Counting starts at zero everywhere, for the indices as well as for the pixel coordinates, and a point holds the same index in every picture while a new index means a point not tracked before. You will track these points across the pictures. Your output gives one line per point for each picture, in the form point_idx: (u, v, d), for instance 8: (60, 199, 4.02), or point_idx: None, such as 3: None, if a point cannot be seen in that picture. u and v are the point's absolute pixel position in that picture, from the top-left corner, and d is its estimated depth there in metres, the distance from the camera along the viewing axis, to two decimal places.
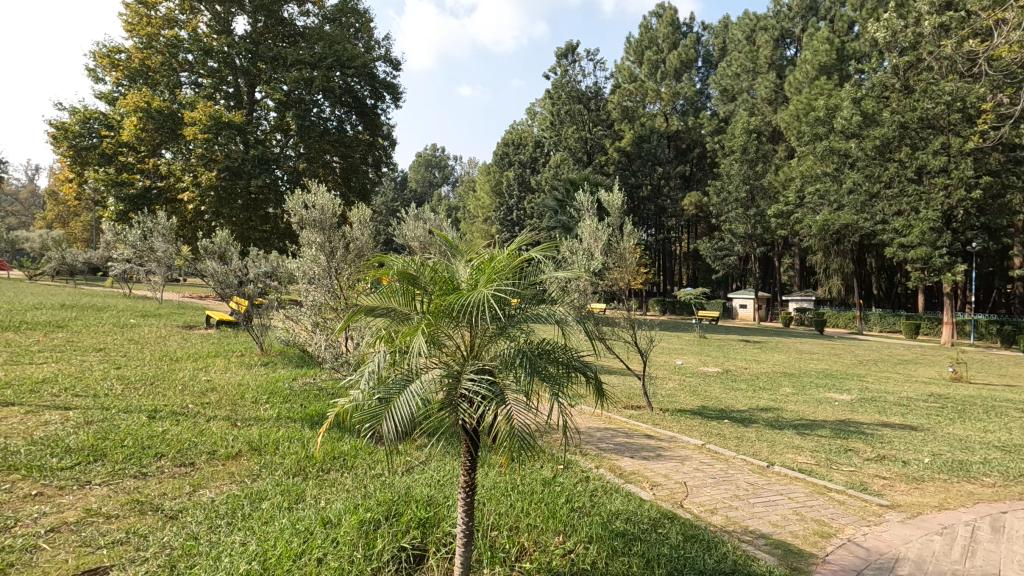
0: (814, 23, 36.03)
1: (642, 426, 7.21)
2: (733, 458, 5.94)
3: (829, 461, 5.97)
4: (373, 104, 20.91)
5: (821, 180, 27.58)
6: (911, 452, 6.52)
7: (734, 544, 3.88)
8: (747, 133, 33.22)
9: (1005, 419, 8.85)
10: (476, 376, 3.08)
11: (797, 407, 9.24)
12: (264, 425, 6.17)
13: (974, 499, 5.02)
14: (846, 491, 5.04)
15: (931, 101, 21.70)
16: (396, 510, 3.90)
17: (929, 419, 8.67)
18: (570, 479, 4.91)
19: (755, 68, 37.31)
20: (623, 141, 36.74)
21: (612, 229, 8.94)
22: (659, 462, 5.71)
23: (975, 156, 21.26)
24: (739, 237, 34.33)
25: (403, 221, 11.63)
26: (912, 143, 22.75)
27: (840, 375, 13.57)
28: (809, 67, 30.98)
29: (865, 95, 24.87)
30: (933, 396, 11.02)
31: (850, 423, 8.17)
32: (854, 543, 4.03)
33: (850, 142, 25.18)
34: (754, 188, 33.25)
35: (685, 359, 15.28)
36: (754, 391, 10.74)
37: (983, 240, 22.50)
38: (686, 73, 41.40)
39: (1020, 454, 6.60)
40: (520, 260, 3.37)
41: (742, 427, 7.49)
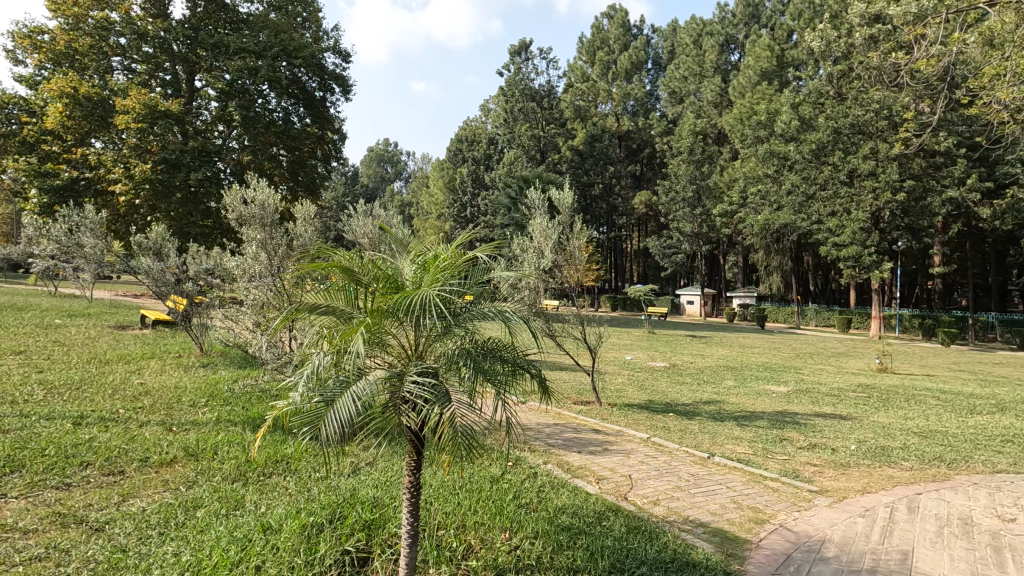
0: (757, 31, 37.44)
1: (590, 422, 7.33)
2: (676, 450, 6.13)
3: (764, 450, 6.27)
4: (322, 97, 20.28)
5: (763, 182, 28.71)
6: (839, 439, 6.92)
7: (674, 534, 4.01)
8: (694, 134, 34.31)
9: (924, 407, 9.50)
10: (419, 377, 3.06)
11: (737, 400, 9.65)
12: (201, 429, 5.92)
13: (893, 482, 5.38)
14: (780, 479, 5.30)
15: (861, 108, 23.14)
16: (341, 512, 3.84)
17: (856, 408, 9.23)
18: (517, 475, 4.94)
19: (702, 72, 38.28)
20: (575, 141, 37.28)
21: (561, 227, 9.00)
22: (606, 456, 5.81)
23: (900, 161, 22.66)
24: (686, 236, 35.50)
25: (352, 217, 11.41)
26: (845, 148, 24.09)
27: (778, 368, 14.28)
28: (752, 72, 32.18)
29: (802, 100, 26.12)
30: (861, 386, 11.71)
31: (786, 413, 8.58)
32: (785, 528, 4.25)
33: (789, 145, 26.39)
34: (700, 188, 34.39)
35: (634, 355, 15.70)
36: (698, 385, 11.16)
37: (907, 240, 24.06)
38: (636, 74, 42.33)
39: (935, 439, 7.12)
40: (465, 259, 3.41)
41: (685, 420, 7.76)
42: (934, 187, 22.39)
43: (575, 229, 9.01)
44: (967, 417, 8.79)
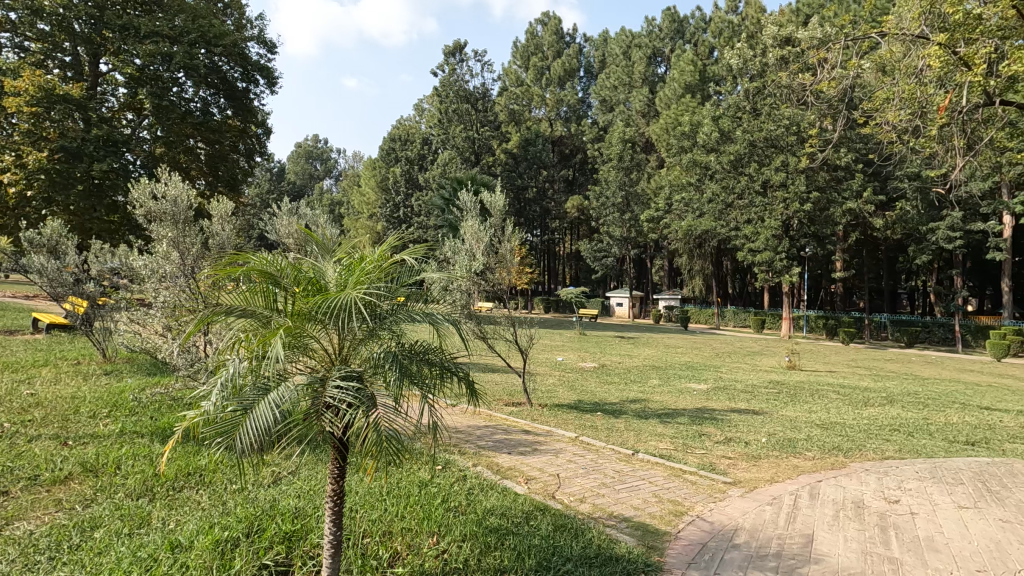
0: (681, 45, 39.33)
1: (520, 422, 7.42)
2: (603, 448, 6.32)
3: (684, 446, 6.58)
4: (244, 88, 19.20)
5: (686, 189, 30.13)
6: (751, 433, 7.38)
7: (599, 529, 4.13)
8: (623, 142, 35.58)
9: (826, 401, 10.33)
10: (342, 382, 2.97)
11: (661, 398, 10.09)
12: (102, 443, 5.45)
13: (798, 471, 5.81)
14: (698, 472, 5.59)
15: (773, 124, 24.88)
16: (259, 525, 3.68)
17: (768, 403, 9.90)
18: (447, 479, 4.92)
19: (631, 82, 39.72)
20: (509, 144, 37.65)
21: (493, 230, 9.03)
22: (535, 456, 5.90)
23: (807, 173, 24.54)
24: (616, 240, 36.72)
25: (276, 215, 10.96)
26: (759, 160, 25.79)
27: (699, 367, 15.08)
28: (677, 85, 33.77)
29: (722, 114, 27.69)
30: (772, 383, 12.56)
31: (705, 410, 9.06)
32: (701, 518, 4.49)
33: (710, 155, 27.90)
34: (629, 194, 35.67)
35: (566, 355, 16.06)
36: (626, 384, 11.58)
37: (813, 246, 26.06)
38: (569, 81, 43.52)
39: (834, 430, 7.76)
40: (393, 260, 3.35)
41: (612, 419, 8.02)
42: (836, 199, 24.42)
43: (507, 232, 9.07)
44: (861, 409, 9.65)
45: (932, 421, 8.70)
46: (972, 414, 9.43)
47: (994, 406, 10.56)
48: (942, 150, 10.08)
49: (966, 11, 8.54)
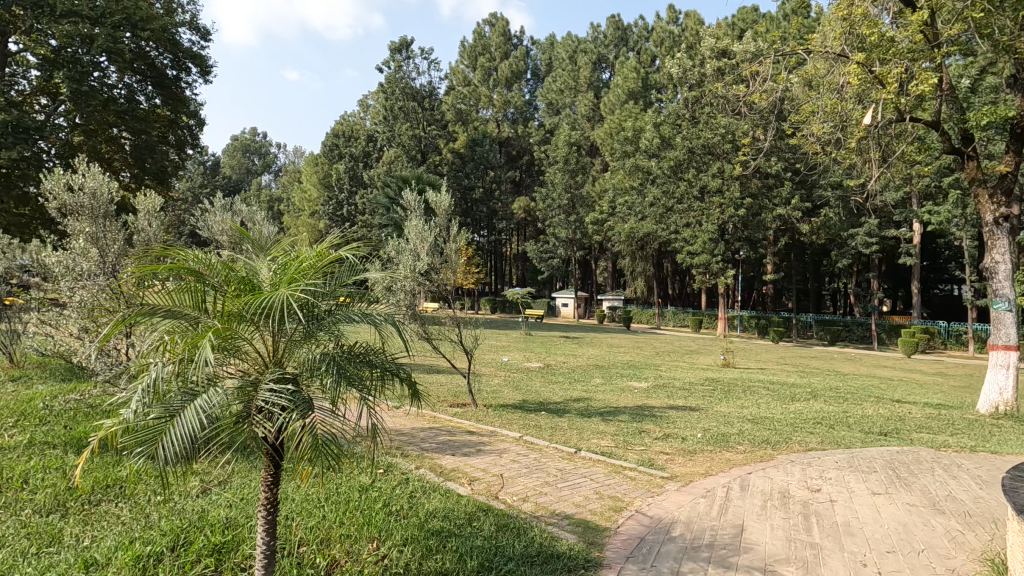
0: (625, 53, 40.41)
1: (465, 423, 7.38)
2: (546, 447, 6.40)
3: (625, 443, 6.76)
4: (174, 76, 18.03)
5: (629, 193, 30.98)
6: (688, 429, 7.68)
7: (541, 527, 4.17)
8: (569, 145, 36.13)
9: (757, 397, 10.84)
10: (276, 385, 2.87)
11: (604, 396, 10.31)
12: (5, 455, 5.00)
13: (730, 464, 6.09)
14: (637, 468, 5.76)
15: (711, 132, 25.98)
16: (186, 538, 3.51)
17: (703, 399, 10.33)
18: (388, 482, 4.83)
19: (577, 86, 40.42)
20: (456, 143, 37.47)
21: (438, 229, 8.94)
22: (479, 457, 5.90)
23: (741, 180, 25.76)
24: (562, 241, 37.27)
25: (208, 211, 10.48)
26: (698, 166, 26.85)
27: (640, 365, 15.56)
28: (621, 91, 34.62)
29: (663, 120, 28.62)
30: (708, 380, 13.08)
31: (645, 407, 9.33)
32: (640, 513, 4.62)
33: (652, 160, 28.79)
34: (575, 197, 36.28)
35: (511, 356, 16.14)
36: (569, 383, 11.79)
37: (747, 250, 27.38)
38: (516, 83, 44.06)
39: (764, 424, 8.18)
40: (331, 258, 3.26)
41: (556, 418, 8.12)
42: (767, 205, 25.78)
43: (452, 232, 9.00)
44: (789, 404, 10.20)
45: (851, 414, 9.32)
46: (885, 407, 10.19)
47: (905, 399, 11.44)
48: (860, 161, 10.85)
49: (881, 33, 9.28)
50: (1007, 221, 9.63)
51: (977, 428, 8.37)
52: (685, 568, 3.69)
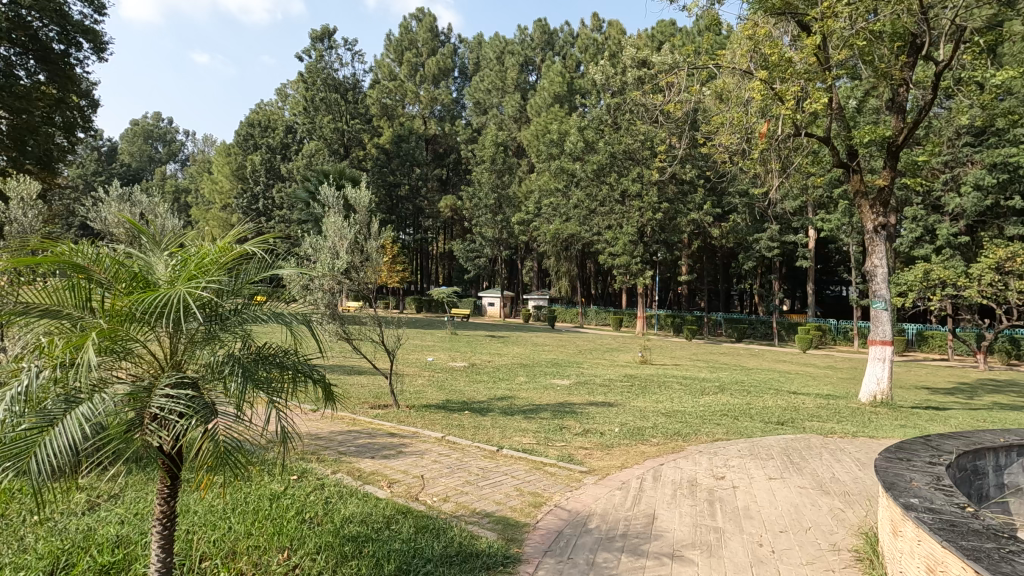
0: (551, 57, 41.18)
1: (386, 425, 7.22)
2: (468, 446, 6.40)
3: (546, 439, 6.89)
4: (63, 52, 16.33)
5: (554, 195, 31.65)
6: (607, 424, 7.96)
7: (461, 527, 4.16)
8: (496, 145, 36.21)
9: (671, 392, 11.42)
10: (172, 390, 2.66)
11: (526, 394, 10.46)
12: None
13: (644, 456, 6.37)
14: (557, 464, 5.89)
15: (631, 138, 26.99)
16: (68, 560, 3.21)
17: (622, 395, 10.75)
18: (302, 489, 4.63)
19: (504, 87, 40.67)
20: (381, 139, 36.61)
21: (358, 227, 8.64)
22: (399, 459, 5.79)
23: (659, 185, 27.05)
24: (488, 241, 37.42)
25: (103, 202, 9.60)
26: (619, 170, 27.88)
27: (563, 363, 15.97)
28: (547, 94, 35.23)
29: (587, 125, 29.43)
30: (627, 377, 13.61)
31: (567, 404, 9.58)
32: (559, 507, 4.73)
33: (576, 163, 29.58)
34: (501, 197, 36.42)
35: (436, 355, 16.01)
36: (494, 382, 11.85)
37: (664, 252, 28.76)
38: (444, 81, 43.76)
39: (676, 418, 8.64)
40: (237, 253, 3.08)
41: (479, 417, 8.14)
42: (682, 210, 27.24)
43: (374, 230, 8.72)
44: (699, 398, 10.83)
45: (753, 406, 10.06)
46: (782, 398, 11.08)
47: (799, 391, 12.47)
48: (762, 171, 11.72)
49: (781, 53, 10.05)
50: (885, 230, 10.74)
51: (858, 415, 9.29)
52: (599, 559, 3.82)
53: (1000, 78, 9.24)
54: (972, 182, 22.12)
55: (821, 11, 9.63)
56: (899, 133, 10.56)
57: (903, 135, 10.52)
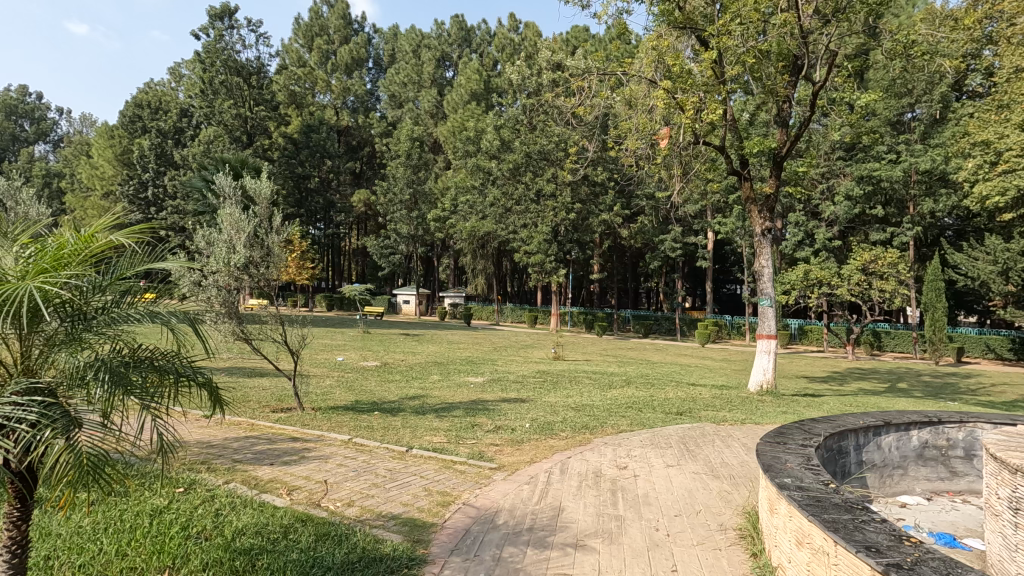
0: (468, 54, 41.07)
1: (287, 429, 6.86)
2: (376, 448, 6.23)
3: (457, 438, 6.86)
4: None
5: (471, 192, 31.63)
6: (517, 420, 8.07)
7: (365, 532, 4.04)
8: (411, 140, 35.39)
9: (581, 386, 11.81)
10: (22, 400, 2.38)
11: (439, 393, 10.37)
12: None
13: (552, 450, 6.53)
14: (467, 462, 5.89)
15: (546, 139, 27.57)
16: None
17: (534, 391, 10.98)
18: (188, 502, 4.27)
19: (420, 82, 39.96)
20: (289, 128, 34.80)
21: (258, 220, 8.07)
22: (301, 465, 5.52)
23: (572, 186, 27.90)
24: (404, 237, 36.76)
25: None
26: (534, 170, 28.42)
27: (477, 360, 16.03)
28: (463, 91, 35.00)
29: (503, 124, 29.64)
30: (540, 373, 13.88)
31: (480, 401, 9.62)
32: (467, 505, 4.73)
33: (492, 162, 29.73)
34: (417, 192, 35.80)
35: (346, 355, 15.49)
36: (406, 381, 11.65)
37: (577, 251, 29.66)
38: (357, 71, 42.39)
39: (584, 411, 8.96)
40: (103, 244, 2.81)
41: (389, 417, 7.97)
42: (594, 211, 28.26)
43: (276, 224, 8.18)
44: (607, 391, 11.25)
45: (655, 398, 10.64)
46: (681, 390, 11.82)
47: (697, 382, 13.35)
48: (665, 176, 12.41)
49: (682, 65, 10.70)
50: (771, 233, 11.71)
51: (746, 404, 10.10)
52: (505, 554, 3.86)
53: (864, 100, 10.37)
54: (843, 192, 24.76)
55: (717, 28, 10.36)
56: (783, 145, 11.52)
57: (787, 147, 11.50)
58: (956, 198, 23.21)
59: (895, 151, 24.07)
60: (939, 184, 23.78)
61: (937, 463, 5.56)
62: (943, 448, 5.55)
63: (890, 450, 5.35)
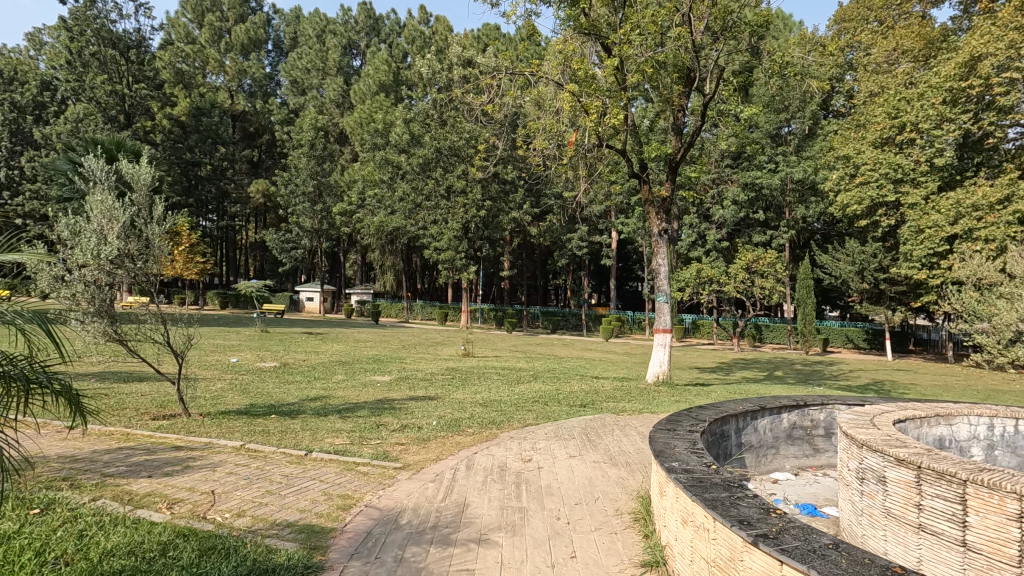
0: (377, 44, 39.78)
1: (170, 438, 6.29)
2: (271, 453, 5.89)
3: (360, 439, 6.65)
4: None
5: (379, 186, 30.74)
6: (424, 418, 7.98)
7: (256, 542, 3.80)
8: (315, 129, 33.70)
9: (489, 382, 11.91)
10: None
11: (343, 393, 9.99)
12: None
13: (459, 447, 6.53)
14: (370, 463, 5.74)
15: (456, 135, 27.60)
16: None
17: (442, 388, 10.89)
18: (45, 525, 3.78)
19: (325, 69, 38.09)
20: (175, 109, 31.86)
21: (135, 209, 7.27)
22: (186, 475, 5.10)
23: (483, 183, 28.05)
24: (307, 231, 35.04)
25: None
26: (444, 166, 28.24)
27: (385, 359, 15.61)
28: (371, 81, 33.88)
29: (413, 118, 29.07)
30: (448, 370, 13.81)
31: (386, 400, 9.41)
32: (369, 507, 4.61)
33: (401, 156, 29.09)
34: (321, 184, 34.23)
35: (241, 356, 14.48)
36: (307, 382, 11.10)
37: (488, 248, 29.83)
38: (255, 53, 39.67)
39: (491, 407, 9.04)
40: None
41: (287, 420, 7.56)
42: (504, 209, 28.58)
43: (157, 214, 7.42)
44: (514, 386, 11.44)
45: (560, 391, 10.96)
46: (585, 383, 12.28)
47: (600, 375, 13.93)
48: (572, 176, 12.83)
49: (586, 70, 11.10)
50: (666, 234, 12.45)
51: (644, 394, 10.70)
52: (408, 554, 3.80)
53: (747, 113, 11.33)
54: (731, 197, 26.86)
55: (618, 37, 10.85)
56: (678, 151, 12.26)
57: (681, 153, 12.25)
58: (823, 206, 26.06)
59: (774, 161, 26.49)
60: (810, 193, 26.56)
61: (803, 442, 6.21)
62: (808, 427, 6.22)
63: (765, 432, 5.91)
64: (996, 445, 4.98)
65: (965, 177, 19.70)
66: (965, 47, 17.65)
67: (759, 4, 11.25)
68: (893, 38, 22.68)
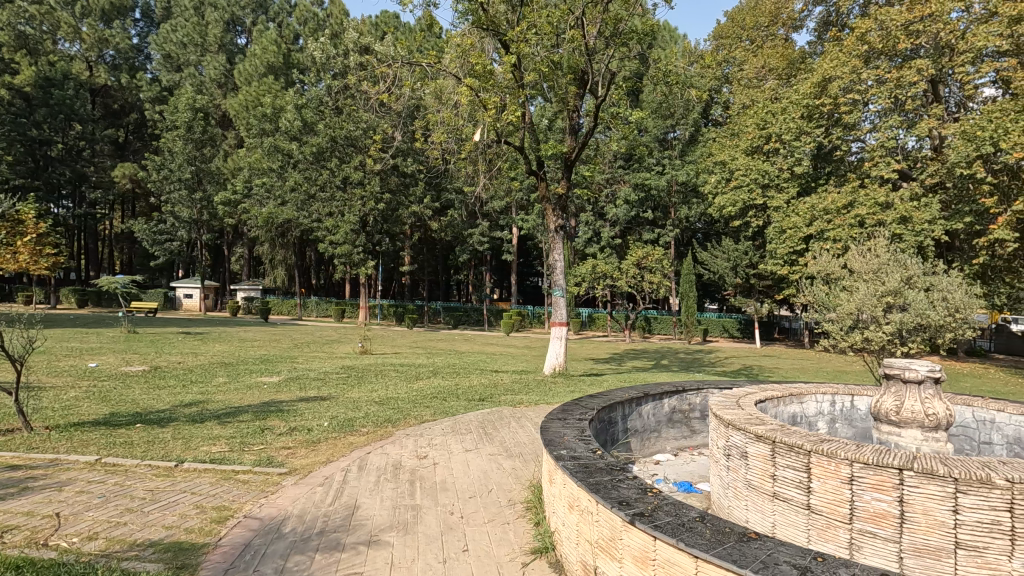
0: (264, 22, 37.01)
1: (4, 456, 5.44)
2: (134, 467, 5.29)
3: (241, 445, 6.18)
4: None
5: (267, 175, 28.74)
6: (314, 419, 7.60)
7: (110, 567, 3.39)
8: (193, 110, 30.74)
9: (386, 380, 11.60)
10: None
11: (224, 397, 9.25)
12: None
13: (351, 447, 6.29)
14: (251, 470, 5.35)
15: (353, 124, 26.51)
16: None
17: (336, 388, 10.42)
18: None
19: (204, 44, 34.82)
20: (16, 79, 27.60)
21: None
22: (24, 497, 4.44)
23: (381, 176, 27.23)
24: (184, 222, 32.00)
25: None
26: (340, 156, 27.10)
27: (274, 359, 14.67)
28: (258, 62, 31.48)
29: (305, 103, 27.49)
30: (343, 368, 13.27)
31: (273, 402, 8.84)
32: (249, 517, 4.30)
33: (292, 143, 27.44)
34: (200, 171, 31.42)
35: (102, 360, 12.89)
36: (182, 386, 10.13)
37: (387, 242, 29.05)
38: (119, 20, 35.31)
39: (388, 404, 8.82)
40: None
41: (156, 429, 6.85)
42: (404, 202, 27.95)
43: None
44: (412, 383, 11.24)
45: (459, 386, 10.95)
46: (483, 377, 12.38)
47: (500, 369, 14.10)
48: (470, 171, 12.83)
49: (484, 65, 11.12)
50: (562, 231, 12.86)
51: (541, 386, 10.99)
52: (290, 563, 3.59)
53: (637, 116, 11.95)
54: (623, 197, 28.33)
55: (515, 35, 11.00)
56: (572, 150, 12.61)
57: (576, 152, 12.59)
58: (704, 207, 28.29)
59: (662, 164, 28.28)
60: (692, 195, 28.68)
61: (681, 424, 6.69)
62: (685, 411, 6.72)
63: (648, 417, 6.30)
64: (838, 418, 5.68)
65: (818, 184, 22.25)
66: (819, 69, 19.87)
67: (648, 13, 11.72)
68: (762, 56, 25.04)
